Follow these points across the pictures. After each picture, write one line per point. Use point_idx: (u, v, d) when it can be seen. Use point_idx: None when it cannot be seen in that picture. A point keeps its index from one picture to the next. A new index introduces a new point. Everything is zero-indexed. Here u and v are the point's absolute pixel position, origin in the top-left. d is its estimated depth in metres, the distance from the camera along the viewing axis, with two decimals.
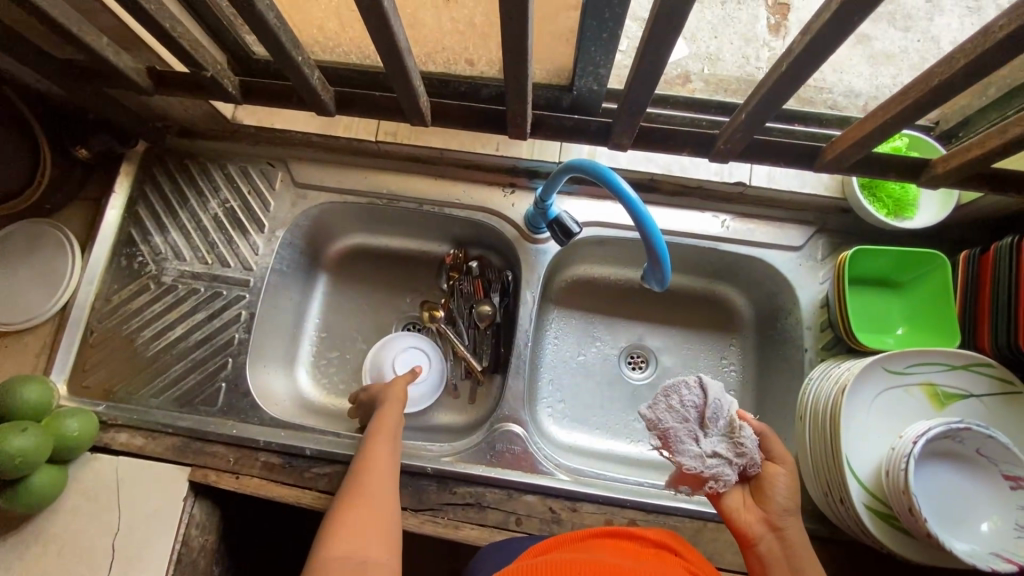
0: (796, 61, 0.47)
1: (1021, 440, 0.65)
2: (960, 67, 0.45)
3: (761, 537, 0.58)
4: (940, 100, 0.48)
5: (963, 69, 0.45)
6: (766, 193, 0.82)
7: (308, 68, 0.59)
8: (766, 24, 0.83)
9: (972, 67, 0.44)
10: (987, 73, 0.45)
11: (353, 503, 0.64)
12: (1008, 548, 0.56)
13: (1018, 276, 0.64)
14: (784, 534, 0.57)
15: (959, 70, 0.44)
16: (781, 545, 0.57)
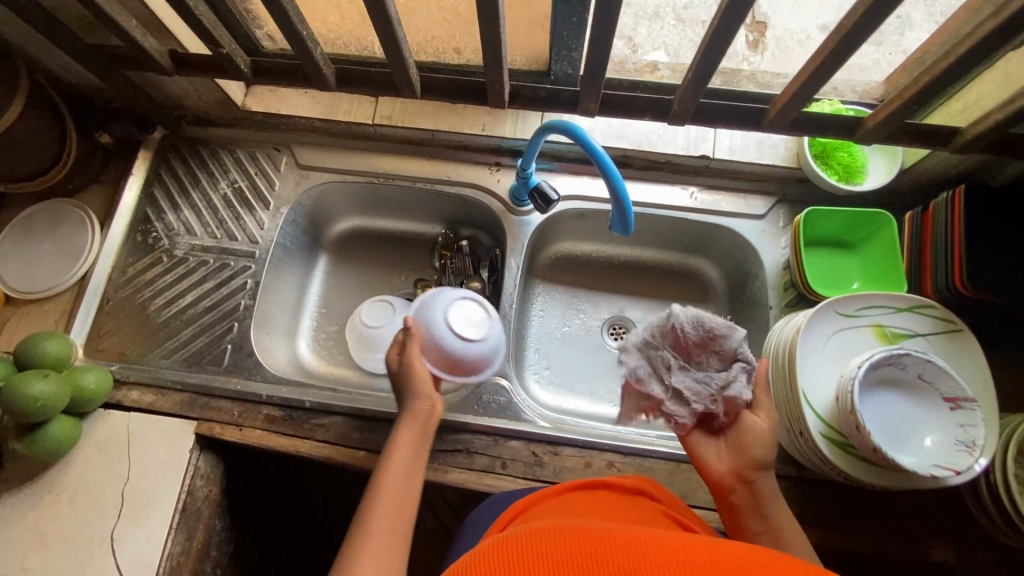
0: (728, 19, 0.55)
1: (966, 374, 0.70)
2: (866, 18, 0.52)
3: (731, 492, 0.62)
4: (854, 48, 0.56)
5: (869, 21, 0.53)
6: (729, 165, 0.88)
7: (312, 43, 0.67)
8: (745, 41, 0.89)
9: (874, 18, 0.52)
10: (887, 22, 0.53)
11: (383, 513, 0.58)
12: (948, 461, 0.61)
13: (953, 225, 0.71)
14: (754, 486, 0.61)
15: (864, 20, 0.52)
16: (752, 496, 0.61)
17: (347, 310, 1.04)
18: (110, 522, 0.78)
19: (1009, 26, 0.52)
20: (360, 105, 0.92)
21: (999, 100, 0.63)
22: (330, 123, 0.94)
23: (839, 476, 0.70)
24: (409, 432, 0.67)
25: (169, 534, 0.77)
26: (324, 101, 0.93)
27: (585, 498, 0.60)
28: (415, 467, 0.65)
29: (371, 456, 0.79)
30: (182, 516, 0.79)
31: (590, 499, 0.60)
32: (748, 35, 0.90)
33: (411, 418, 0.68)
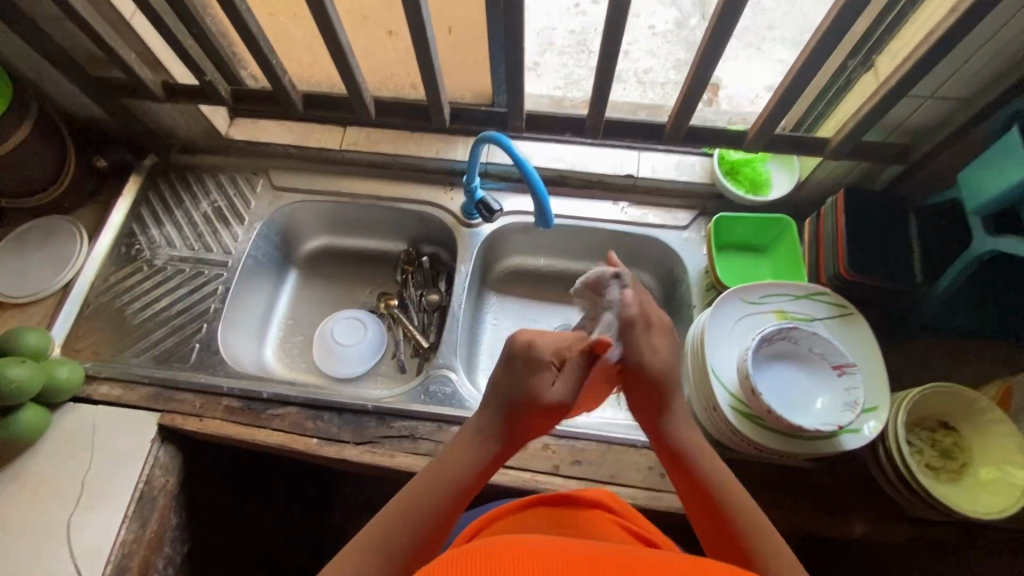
0: (609, 44, 0.68)
1: (860, 352, 0.77)
2: (715, 39, 0.66)
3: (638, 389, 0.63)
4: (711, 62, 0.69)
5: (717, 42, 0.66)
6: (654, 184, 1.00)
7: (279, 70, 0.81)
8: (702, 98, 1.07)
9: (720, 38, 0.65)
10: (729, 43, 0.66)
11: (430, 517, 0.55)
12: (836, 420, 0.68)
13: (837, 222, 0.81)
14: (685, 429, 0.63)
15: (712, 40, 0.66)
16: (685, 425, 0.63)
17: (314, 321, 1.11)
18: (69, 508, 0.81)
19: (829, 48, 0.65)
20: (331, 133, 1.06)
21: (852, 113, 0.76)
22: (303, 148, 1.06)
23: (752, 449, 0.75)
24: (491, 453, 0.59)
25: (122, 521, 0.80)
26: (298, 130, 1.07)
27: (543, 513, 0.63)
28: (478, 484, 0.59)
29: (322, 443, 0.84)
30: (138, 503, 0.82)
31: (542, 513, 0.63)
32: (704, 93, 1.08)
33: (495, 439, 0.60)
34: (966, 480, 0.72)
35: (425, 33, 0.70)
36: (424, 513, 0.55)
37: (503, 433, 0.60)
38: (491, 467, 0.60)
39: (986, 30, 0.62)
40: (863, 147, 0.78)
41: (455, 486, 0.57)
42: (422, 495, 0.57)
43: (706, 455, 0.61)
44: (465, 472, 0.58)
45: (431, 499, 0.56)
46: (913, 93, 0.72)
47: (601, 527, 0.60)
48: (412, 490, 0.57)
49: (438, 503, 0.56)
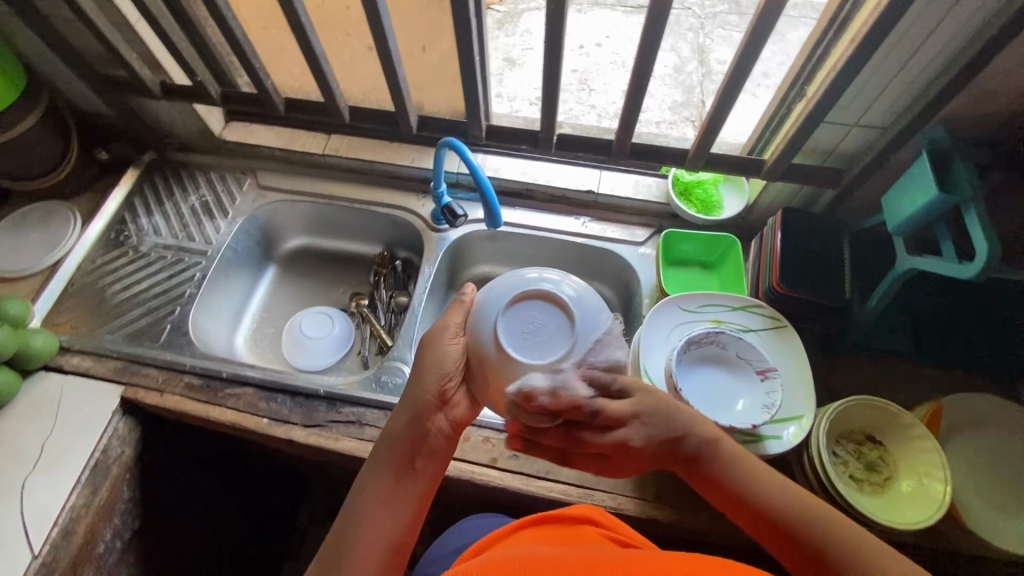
0: (551, 62, 0.75)
1: (790, 363, 0.80)
2: (643, 60, 0.72)
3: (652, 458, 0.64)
4: (644, 83, 0.75)
5: (647, 61, 0.73)
6: (614, 201, 1.05)
7: (262, 74, 0.89)
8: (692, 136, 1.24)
9: (649, 60, 0.72)
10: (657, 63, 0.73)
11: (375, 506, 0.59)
12: (755, 420, 0.71)
13: (773, 239, 0.85)
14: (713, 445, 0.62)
15: (641, 61, 0.72)
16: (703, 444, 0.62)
17: (287, 316, 1.16)
18: (24, 470, 0.84)
19: (748, 72, 0.71)
20: (315, 139, 1.14)
21: (784, 136, 0.82)
22: (289, 152, 1.13)
23: None
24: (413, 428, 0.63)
25: (74, 486, 0.84)
26: (287, 135, 1.15)
27: (535, 534, 0.64)
28: (416, 458, 0.62)
29: (272, 423, 0.87)
30: (92, 471, 0.85)
31: (535, 535, 0.64)
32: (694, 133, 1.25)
33: (414, 410, 0.63)
34: (888, 494, 0.73)
35: (388, 46, 0.78)
36: (365, 505, 0.59)
37: (422, 398, 0.64)
38: (420, 440, 0.63)
39: (894, 61, 0.68)
40: (797, 168, 0.83)
41: (388, 469, 0.61)
42: (363, 494, 0.60)
43: (750, 486, 0.59)
44: (394, 454, 0.62)
45: (366, 490, 0.60)
46: (835, 120, 0.78)
47: (586, 537, 0.64)
48: (356, 492, 0.60)
49: (376, 492, 0.59)
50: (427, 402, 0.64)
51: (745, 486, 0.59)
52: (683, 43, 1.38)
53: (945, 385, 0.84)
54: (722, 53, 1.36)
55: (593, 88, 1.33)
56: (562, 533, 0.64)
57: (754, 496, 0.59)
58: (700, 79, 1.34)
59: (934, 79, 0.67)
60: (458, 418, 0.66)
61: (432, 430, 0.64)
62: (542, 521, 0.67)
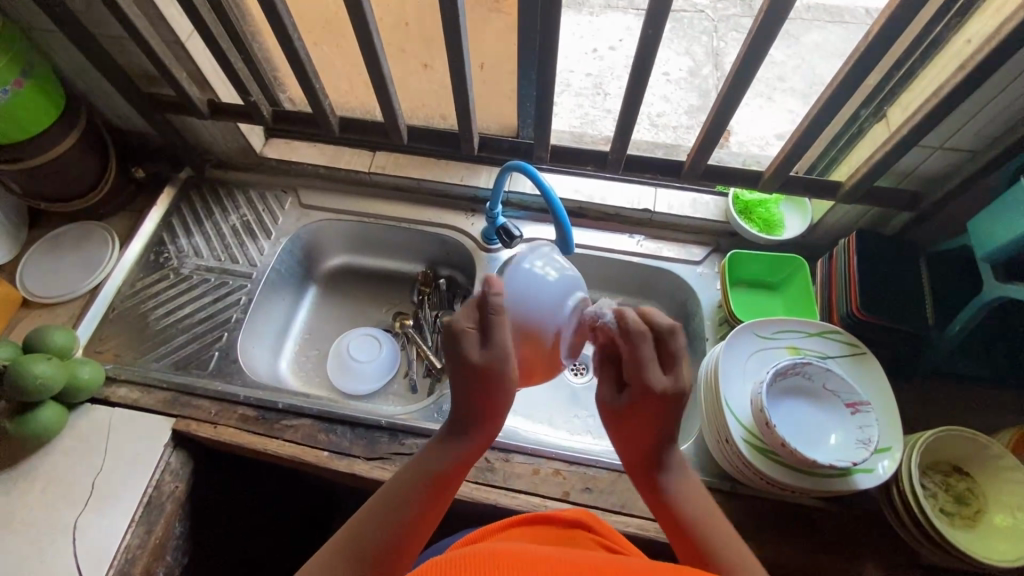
0: (633, 83, 0.73)
1: (872, 392, 0.78)
2: (732, 84, 0.70)
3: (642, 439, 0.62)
4: (730, 107, 0.73)
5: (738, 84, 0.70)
6: (669, 219, 1.03)
7: (321, 94, 0.86)
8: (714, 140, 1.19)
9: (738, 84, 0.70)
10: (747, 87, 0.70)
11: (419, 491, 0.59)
12: (848, 455, 0.69)
13: (849, 263, 0.83)
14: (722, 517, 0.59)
15: (730, 85, 0.70)
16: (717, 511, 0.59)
17: (329, 337, 1.13)
18: (76, 510, 0.81)
19: (842, 98, 0.69)
20: (359, 156, 1.10)
21: (864, 159, 0.80)
22: (332, 170, 1.10)
23: (763, 483, 0.74)
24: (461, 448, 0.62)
25: (129, 526, 0.80)
26: (329, 152, 1.11)
27: (528, 533, 0.62)
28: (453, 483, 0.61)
29: (333, 456, 0.84)
30: (146, 509, 0.82)
31: (526, 536, 0.61)
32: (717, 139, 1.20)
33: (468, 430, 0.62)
34: (981, 528, 0.72)
35: (462, 67, 0.76)
36: (395, 512, 0.56)
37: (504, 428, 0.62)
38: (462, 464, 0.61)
39: (996, 86, 0.66)
40: (875, 192, 0.81)
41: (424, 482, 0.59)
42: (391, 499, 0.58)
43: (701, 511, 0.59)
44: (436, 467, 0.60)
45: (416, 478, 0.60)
46: (922, 143, 0.76)
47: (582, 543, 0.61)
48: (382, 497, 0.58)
49: (408, 502, 0.57)
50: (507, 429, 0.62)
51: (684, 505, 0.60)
52: (698, 47, 1.35)
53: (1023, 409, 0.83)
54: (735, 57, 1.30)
55: (607, 92, 1.30)
56: (555, 536, 0.62)
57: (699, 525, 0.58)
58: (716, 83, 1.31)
59: None
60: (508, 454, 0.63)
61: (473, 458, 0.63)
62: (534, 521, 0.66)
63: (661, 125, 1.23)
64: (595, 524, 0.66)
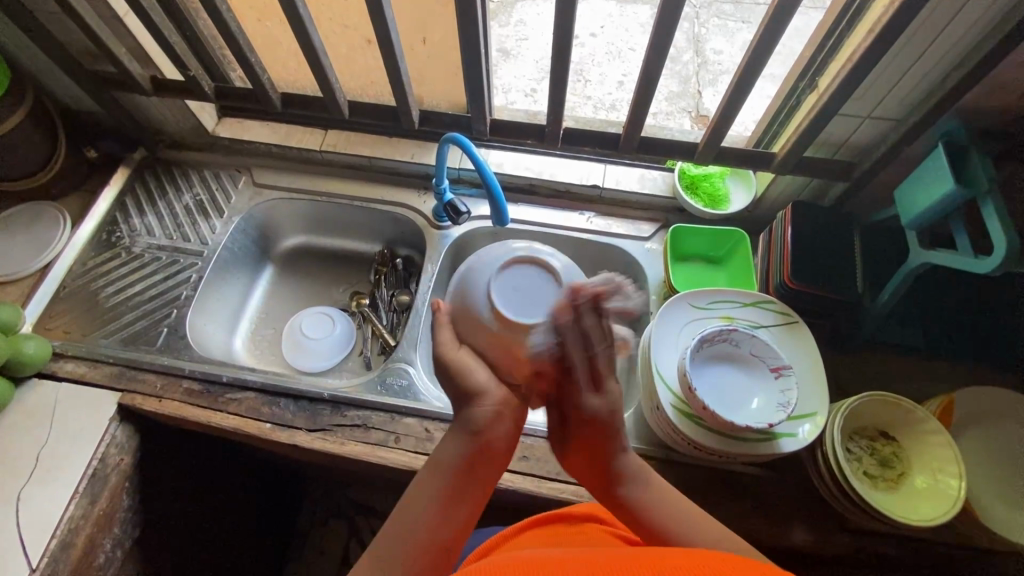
0: (558, 51, 0.74)
1: (802, 361, 0.79)
2: (653, 51, 0.71)
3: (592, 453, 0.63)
4: (653, 75, 0.74)
5: (660, 50, 0.71)
6: (619, 195, 1.04)
7: (258, 67, 0.86)
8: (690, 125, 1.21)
9: (658, 50, 0.71)
10: (666, 53, 0.71)
11: (441, 491, 0.56)
12: (767, 417, 0.71)
13: (784, 233, 0.84)
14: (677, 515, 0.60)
15: (651, 52, 0.71)
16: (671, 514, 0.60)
17: (286, 316, 1.14)
18: (19, 481, 0.81)
19: (762, 64, 0.70)
20: (312, 135, 1.11)
21: (795, 129, 0.80)
22: (284, 148, 1.11)
23: (692, 449, 0.76)
24: (483, 437, 0.59)
25: (72, 496, 0.81)
26: (282, 131, 1.11)
27: (543, 533, 0.65)
28: (478, 470, 0.59)
29: (275, 428, 0.85)
30: (89, 480, 0.83)
31: (541, 535, 0.64)
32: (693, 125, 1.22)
33: (486, 407, 0.60)
34: (903, 489, 0.72)
35: (391, 37, 0.76)
36: (426, 514, 0.55)
37: (496, 403, 0.60)
38: (487, 450, 0.59)
39: (911, 52, 0.66)
40: (808, 162, 0.82)
41: (450, 476, 0.57)
42: (422, 496, 0.56)
43: (665, 518, 0.59)
44: (461, 458, 0.58)
45: (433, 478, 0.57)
46: (847, 112, 0.76)
47: (594, 537, 0.62)
48: (409, 498, 0.57)
49: (430, 501, 0.56)
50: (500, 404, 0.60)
51: (647, 510, 0.60)
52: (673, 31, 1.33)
53: (956, 379, 0.83)
54: (716, 43, 1.28)
55: (589, 79, 1.29)
56: (569, 533, 0.64)
57: (666, 525, 0.58)
58: (697, 70, 1.26)
59: (953, 68, 0.65)
60: (512, 428, 0.62)
61: (500, 430, 0.60)
62: (548, 522, 0.68)
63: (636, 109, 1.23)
64: (613, 519, 0.68)
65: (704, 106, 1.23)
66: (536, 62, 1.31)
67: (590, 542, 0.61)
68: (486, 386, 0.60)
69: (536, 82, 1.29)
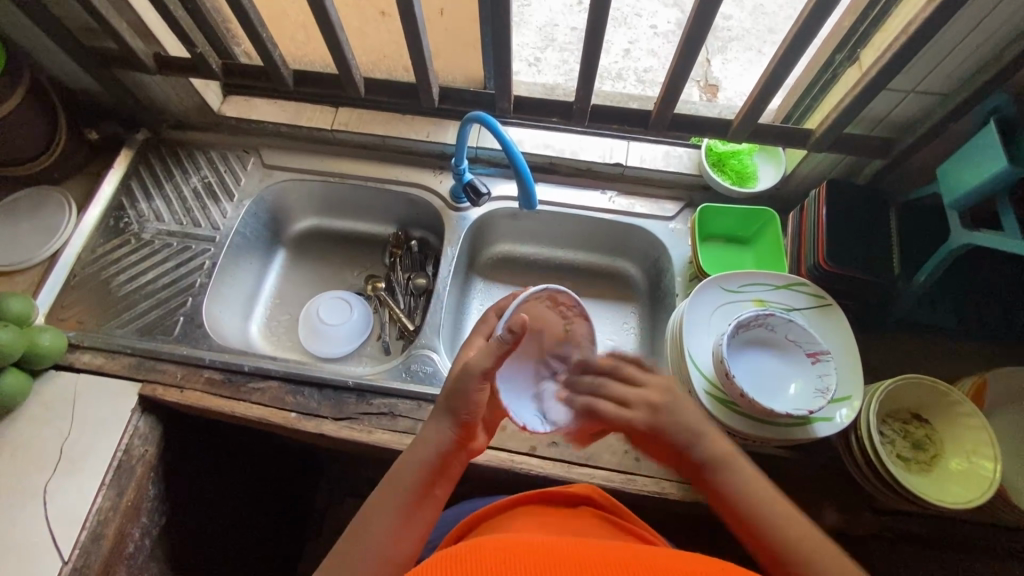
0: (591, 24, 0.70)
1: (836, 343, 0.78)
2: (693, 24, 0.67)
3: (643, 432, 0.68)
4: (693, 49, 0.71)
5: (701, 24, 0.67)
6: (642, 173, 1.01)
7: (270, 44, 0.82)
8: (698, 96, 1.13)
9: (698, 23, 0.67)
10: (707, 28, 0.68)
11: (397, 511, 0.60)
12: (804, 404, 0.70)
13: (818, 213, 0.82)
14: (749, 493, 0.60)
15: (691, 25, 0.67)
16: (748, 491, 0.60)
17: (301, 301, 1.12)
18: (46, 474, 0.80)
19: (806, 39, 0.67)
20: (322, 113, 1.07)
21: (835, 105, 0.77)
22: (294, 127, 1.07)
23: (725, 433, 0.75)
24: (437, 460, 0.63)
25: (100, 488, 0.80)
26: (291, 109, 1.07)
27: (536, 512, 0.64)
28: (436, 488, 0.63)
29: (300, 417, 0.84)
30: (116, 472, 0.82)
31: (531, 512, 0.64)
32: (701, 94, 1.14)
33: (446, 437, 0.64)
34: (936, 472, 0.72)
35: (412, 9, 0.72)
36: (375, 531, 0.58)
37: (446, 431, 0.64)
38: (443, 468, 0.63)
39: (966, 23, 0.63)
40: (846, 139, 0.79)
41: (406, 495, 0.61)
42: (376, 513, 0.60)
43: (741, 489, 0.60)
44: (417, 480, 0.62)
45: (386, 497, 0.61)
46: (893, 86, 0.73)
47: (584, 522, 0.62)
48: (369, 511, 0.60)
49: (386, 518, 0.59)
50: (451, 429, 0.64)
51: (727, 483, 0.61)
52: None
53: (985, 360, 0.83)
54: (726, 9, 1.22)
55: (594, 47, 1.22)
56: (563, 515, 0.63)
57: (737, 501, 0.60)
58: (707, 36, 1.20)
59: (1011, 41, 0.62)
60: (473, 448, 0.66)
61: (455, 457, 0.64)
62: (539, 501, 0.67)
63: (647, 80, 1.18)
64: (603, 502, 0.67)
65: (712, 76, 1.16)
66: (539, 30, 1.25)
67: (583, 529, 0.61)
68: (459, 419, 0.64)
69: (538, 50, 1.22)
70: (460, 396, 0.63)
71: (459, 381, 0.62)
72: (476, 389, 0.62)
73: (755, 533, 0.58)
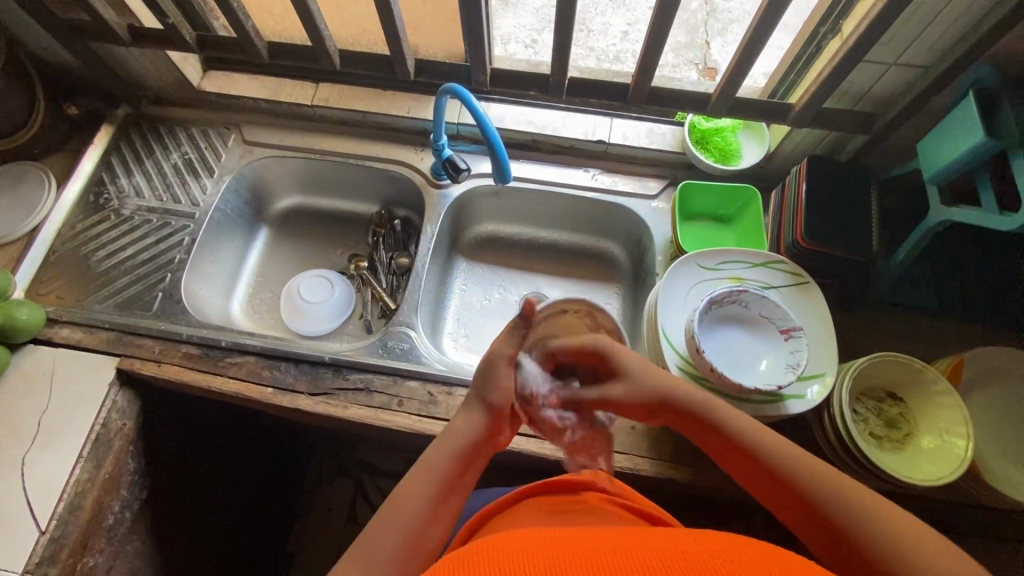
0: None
1: (812, 321, 0.78)
2: None
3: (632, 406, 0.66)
4: (667, 18, 0.69)
5: None
6: (624, 150, 0.99)
7: (242, 14, 0.80)
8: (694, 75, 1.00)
9: None
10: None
11: (427, 497, 0.57)
12: (773, 379, 0.70)
13: (798, 188, 0.81)
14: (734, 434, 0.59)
15: None
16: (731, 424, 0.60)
17: (284, 279, 1.11)
18: (23, 446, 0.81)
19: (781, 8, 0.65)
20: (302, 89, 1.05)
21: (813, 78, 0.76)
22: (275, 103, 1.06)
23: None
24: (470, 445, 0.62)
25: (77, 461, 0.81)
26: (271, 85, 1.06)
27: (540, 503, 0.63)
28: (466, 475, 0.61)
29: (276, 392, 0.85)
30: (93, 445, 0.83)
31: (536, 505, 0.63)
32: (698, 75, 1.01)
33: (479, 424, 0.63)
34: (909, 450, 0.72)
35: None
36: (406, 517, 0.55)
37: (478, 418, 0.63)
38: (474, 455, 0.62)
39: None
40: (825, 114, 0.78)
41: (439, 483, 0.58)
42: (406, 496, 0.57)
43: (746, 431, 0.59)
44: (448, 466, 0.60)
45: (416, 483, 0.58)
46: (871, 59, 0.72)
47: (600, 510, 0.60)
48: (397, 496, 0.57)
49: (416, 502, 0.56)
50: (482, 418, 0.63)
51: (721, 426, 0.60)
52: None
53: (967, 340, 0.82)
54: None
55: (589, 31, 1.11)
56: (565, 502, 0.63)
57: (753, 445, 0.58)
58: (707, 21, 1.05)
59: (990, 8, 0.60)
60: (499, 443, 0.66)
61: (484, 446, 0.63)
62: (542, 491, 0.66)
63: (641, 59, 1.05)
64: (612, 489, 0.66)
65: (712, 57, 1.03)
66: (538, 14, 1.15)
67: (597, 516, 0.59)
68: (494, 407, 0.64)
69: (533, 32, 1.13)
70: (494, 377, 0.64)
71: (488, 367, 0.65)
72: (505, 374, 0.65)
73: (786, 483, 0.55)
